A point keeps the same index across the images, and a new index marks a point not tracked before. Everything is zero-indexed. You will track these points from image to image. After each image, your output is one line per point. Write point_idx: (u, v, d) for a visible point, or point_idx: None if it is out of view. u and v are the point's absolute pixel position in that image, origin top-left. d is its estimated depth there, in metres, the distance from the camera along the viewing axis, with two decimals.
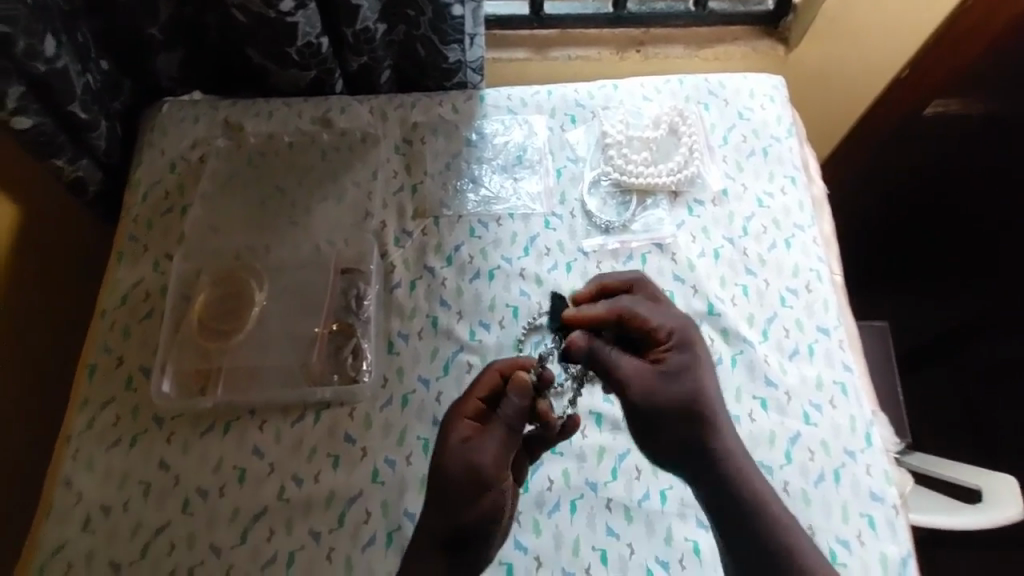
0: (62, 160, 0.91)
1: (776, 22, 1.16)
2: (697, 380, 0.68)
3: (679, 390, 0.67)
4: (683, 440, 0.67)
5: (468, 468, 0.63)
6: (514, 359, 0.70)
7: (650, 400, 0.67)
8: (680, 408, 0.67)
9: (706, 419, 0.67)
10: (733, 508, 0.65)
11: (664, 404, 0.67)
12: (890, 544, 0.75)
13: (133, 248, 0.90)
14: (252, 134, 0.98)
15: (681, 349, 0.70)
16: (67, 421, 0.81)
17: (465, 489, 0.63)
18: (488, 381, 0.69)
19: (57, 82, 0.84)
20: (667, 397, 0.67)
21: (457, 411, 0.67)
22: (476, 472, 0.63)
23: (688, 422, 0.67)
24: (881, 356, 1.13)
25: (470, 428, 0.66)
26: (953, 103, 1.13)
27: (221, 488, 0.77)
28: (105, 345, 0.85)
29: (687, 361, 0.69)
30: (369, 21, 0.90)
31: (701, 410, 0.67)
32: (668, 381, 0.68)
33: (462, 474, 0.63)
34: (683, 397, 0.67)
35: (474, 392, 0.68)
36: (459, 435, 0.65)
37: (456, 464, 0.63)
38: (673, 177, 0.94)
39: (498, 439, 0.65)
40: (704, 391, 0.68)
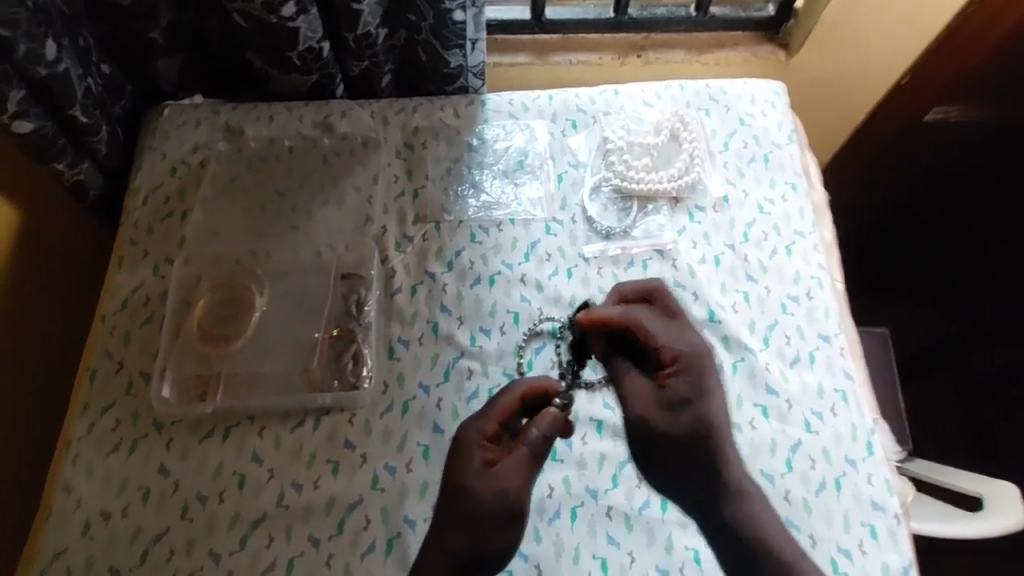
0: (63, 164, 0.91)
1: (776, 27, 1.15)
2: (701, 405, 0.69)
3: (683, 419, 0.68)
4: (685, 467, 0.67)
5: (494, 488, 0.64)
6: (534, 385, 0.71)
7: (653, 429, 0.68)
8: (681, 439, 0.67)
9: (710, 450, 0.67)
10: (735, 539, 0.66)
11: (667, 435, 0.68)
12: (891, 553, 0.74)
13: (133, 253, 0.90)
14: (253, 138, 0.98)
15: (688, 371, 0.70)
16: (67, 426, 0.81)
17: (492, 509, 0.64)
18: (505, 405, 0.69)
19: (57, 86, 0.84)
20: (669, 429, 0.68)
21: (478, 431, 0.68)
22: (502, 494, 0.64)
23: (689, 452, 0.67)
24: (883, 363, 1.13)
25: (491, 452, 0.67)
26: (953, 111, 1.16)
27: (220, 494, 0.77)
28: (105, 350, 0.84)
29: (692, 387, 0.69)
30: (370, 26, 0.90)
31: (705, 440, 0.67)
32: (669, 412, 0.68)
33: (490, 496, 0.64)
34: (686, 428, 0.67)
35: (493, 416, 0.69)
36: (482, 457, 0.66)
37: (484, 486, 0.64)
38: (674, 183, 0.94)
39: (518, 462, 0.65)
40: (707, 420, 0.68)
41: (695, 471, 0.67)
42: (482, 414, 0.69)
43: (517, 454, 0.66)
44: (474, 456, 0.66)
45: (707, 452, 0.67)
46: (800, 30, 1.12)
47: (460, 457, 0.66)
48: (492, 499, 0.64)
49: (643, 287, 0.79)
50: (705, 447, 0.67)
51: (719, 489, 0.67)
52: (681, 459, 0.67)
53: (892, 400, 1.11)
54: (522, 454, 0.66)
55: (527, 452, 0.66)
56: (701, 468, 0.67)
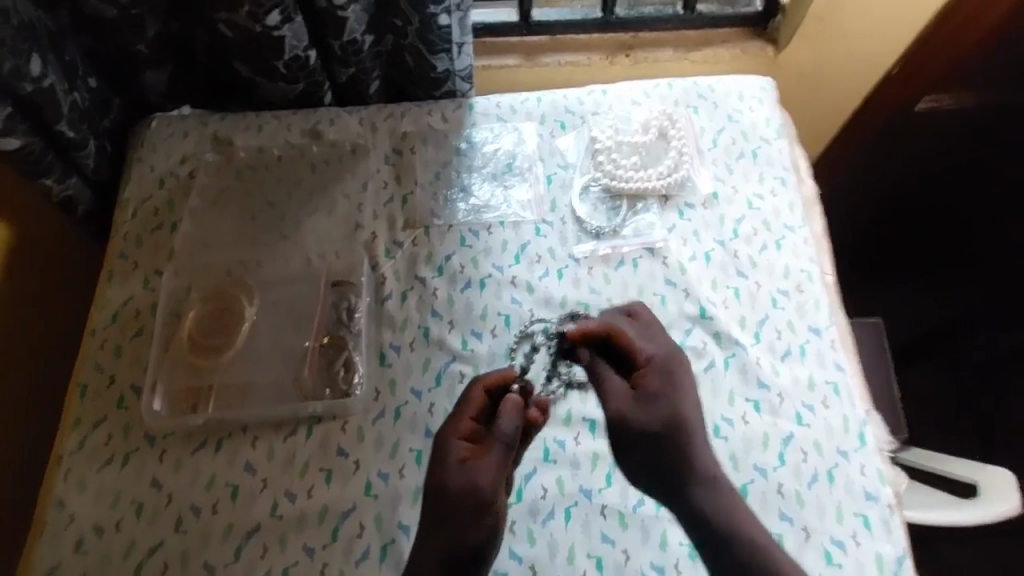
0: (51, 179, 0.91)
1: (765, 21, 1.15)
2: (673, 402, 0.73)
3: (658, 415, 0.72)
4: (660, 462, 0.70)
5: (468, 484, 0.66)
6: (500, 374, 0.72)
7: (629, 425, 0.72)
8: (654, 432, 0.71)
9: (682, 443, 0.71)
10: (708, 527, 0.67)
11: (640, 428, 0.72)
12: (885, 543, 0.74)
13: (123, 267, 0.91)
14: (241, 148, 0.98)
15: (663, 375, 0.75)
16: (60, 442, 0.81)
17: (468, 506, 0.65)
18: (476, 401, 0.71)
19: (44, 102, 0.84)
20: (641, 423, 0.72)
21: (452, 430, 0.69)
22: (477, 491, 0.66)
23: (662, 447, 0.71)
24: (878, 355, 1.13)
25: (466, 449, 0.68)
26: (945, 98, 1.14)
27: (213, 506, 0.77)
28: (97, 364, 0.85)
29: (666, 386, 0.74)
30: (356, 33, 0.90)
31: (678, 435, 0.71)
32: (644, 407, 0.73)
33: (465, 493, 0.66)
34: (660, 422, 0.71)
35: (465, 413, 0.70)
36: (456, 455, 0.68)
37: (459, 483, 0.66)
38: (663, 181, 0.94)
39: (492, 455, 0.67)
40: (681, 416, 0.72)
41: (670, 464, 0.70)
42: (455, 412, 0.71)
43: (489, 450, 0.68)
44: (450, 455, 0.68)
45: (680, 445, 0.71)
46: (788, 24, 1.12)
47: (438, 458, 0.68)
48: (468, 495, 0.66)
49: (626, 303, 0.82)
50: (678, 441, 0.71)
51: (693, 481, 0.69)
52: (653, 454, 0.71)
53: (886, 391, 1.10)
54: (494, 450, 0.67)
55: (499, 447, 0.67)
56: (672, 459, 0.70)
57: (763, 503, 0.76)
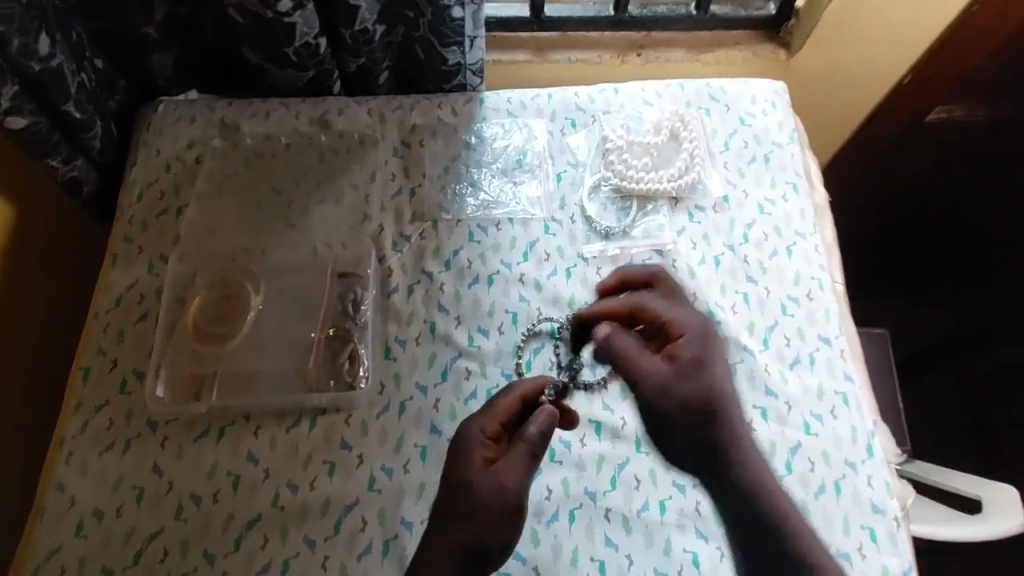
0: (56, 160, 0.90)
1: (778, 26, 1.14)
2: (708, 373, 0.69)
3: (696, 382, 0.68)
4: (701, 441, 0.67)
5: (495, 485, 0.64)
6: (536, 384, 0.72)
7: (666, 395, 0.68)
8: (694, 404, 0.67)
9: (720, 419, 0.67)
10: (749, 510, 0.64)
11: (678, 398, 0.68)
12: (891, 557, 0.74)
13: (127, 250, 0.89)
14: (249, 135, 0.97)
15: (697, 343, 0.72)
16: (61, 425, 0.80)
17: (495, 508, 0.63)
18: (507, 405, 0.70)
19: (51, 81, 0.83)
20: (681, 394, 0.68)
21: (480, 432, 0.68)
22: (505, 492, 0.64)
23: (703, 420, 0.67)
24: (883, 363, 1.12)
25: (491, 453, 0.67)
26: (957, 109, 1.15)
27: (215, 495, 0.76)
28: (99, 348, 0.83)
29: (702, 357, 0.70)
30: (368, 22, 0.89)
31: (715, 407, 0.67)
32: (682, 375, 0.69)
33: (491, 495, 0.64)
34: (696, 391, 0.68)
35: (497, 415, 0.69)
36: (483, 456, 0.66)
37: (486, 484, 0.64)
38: (674, 182, 0.93)
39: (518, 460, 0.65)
40: (716, 387, 0.68)
41: (707, 439, 0.66)
42: (484, 413, 0.69)
43: (516, 452, 0.66)
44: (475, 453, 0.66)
45: (716, 417, 0.67)
46: (801, 28, 1.12)
47: (461, 455, 0.66)
48: (495, 498, 0.64)
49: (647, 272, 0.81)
50: (716, 418, 0.67)
51: (734, 458, 0.66)
52: (695, 427, 0.67)
53: (890, 402, 1.11)
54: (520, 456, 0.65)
55: (527, 450, 0.66)
56: (709, 431, 0.67)
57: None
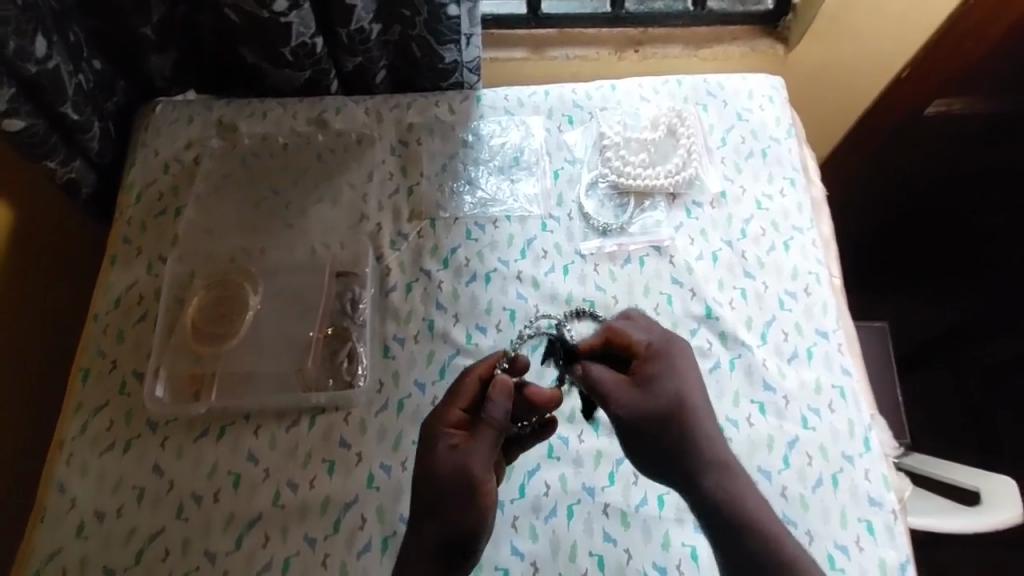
0: (54, 162, 0.90)
1: (776, 21, 1.14)
2: (676, 386, 0.69)
3: (660, 400, 0.68)
4: (671, 451, 0.67)
5: (459, 468, 0.63)
6: (490, 361, 0.70)
7: (630, 414, 0.68)
8: (664, 419, 0.67)
9: (688, 431, 0.67)
10: (719, 521, 0.64)
11: (647, 413, 0.67)
12: (888, 550, 0.74)
13: (126, 251, 0.90)
14: (246, 135, 0.97)
15: (662, 356, 0.71)
16: (61, 426, 0.80)
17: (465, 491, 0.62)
18: (472, 388, 0.68)
19: (48, 83, 0.83)
20: (648, 410, 0.67)
21: (440, 419, 0.66)
22: (470, 475, 0.63)
23: (672, 431, 0.67)
24: (882, 356, 1.13)
25: (458, 438, 0.65)
26: (956, 103, 1.14)
27: (215, 494, 0.76)
28: (99, 349, 0.84)
29: (668, 372, 0.70)
30: (364, 21, 0.89)
31: (683, 417, 0.67)
32: (648, 395, 0.68)
33: (456, 479, 0.62)
34: (660, 411, 0.67)
35: (459, 400, 0.67)
36: (448, 442, 0.64)
37: (455, 469, 0.63)
38: (671, 179, 0.93)
39: (486, 443, 0.64)
40: (682, 400, 0.68)
41: (674, 451, 0.67)
42: (447, 400, 0.67)
43: (485, 435, 0.64)
44: (440, 441, 0.65)
45: (682, 434, 0.67)
46: (799, 22, 1.11)
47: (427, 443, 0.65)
48: (460, 481, 0.63)
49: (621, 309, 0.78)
50: (683, 432, 0.67)
51: (703, 470, 0.66)
52: (664, 437, 0.67)
53: (890, 396, 1.11)
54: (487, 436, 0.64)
55: (492, 432, 0.65)
56: (677, 439, 0.67)
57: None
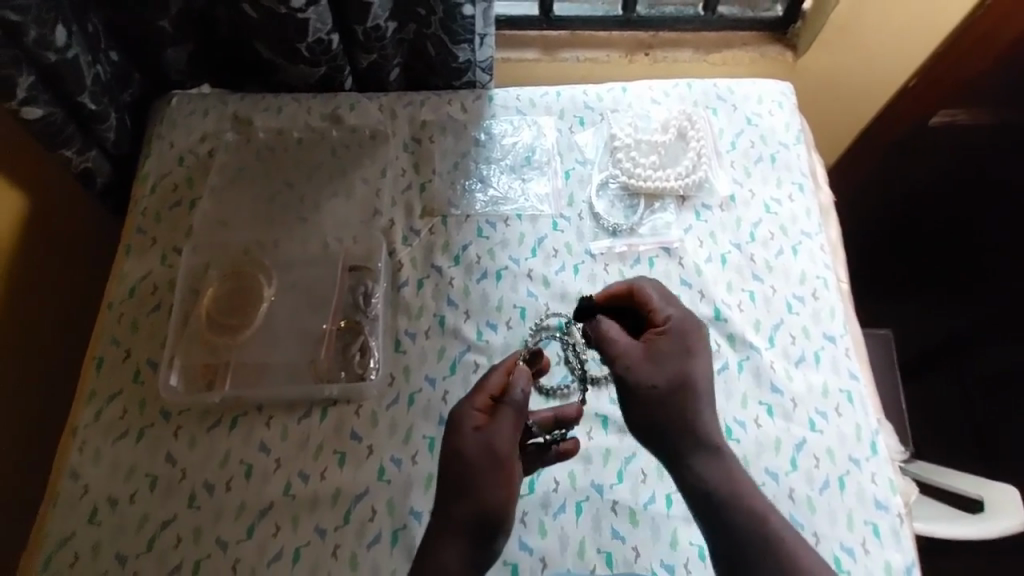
0: (71, 152, 0.91)
1: (785, 27, 1.15)
2: (682, 365, 0.65)
3: (666, 371, 0.65)
4: (664, 421, 0.64)
5: (485, 448, 0.62)
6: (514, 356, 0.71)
7: (632, 376, 0.65)
8: (671, 384, 0.64)
9: (687, 405, 0.64)
10: (707, 501, 0.60)
11: (651, 381, 0.64)
12: (893, 553, 0.75)
13: (141, 241, 0.90)
14: (261, 129, 0.98)
15: (677, 329, 0.68)
16: (75, 413, 0.81)
17: (486, 466, 0.61)
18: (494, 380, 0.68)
19: (68, 73, 0.84)
20: (648, 380, 0.64)
21: (467, 403, 0.66)
22: (495, 454, 0.62)
23: (667, 404, 0.64)
24: (885, 363, 1.13)
25: (482, 419, 0.64)
26: (960, 112, 1.15)
27: (227, 483, 0.77)
28: (113, 338, 0.84)
29: (681, 346, 0.67)
30: (380, 19, 0.90)
31: (683, 394, 0.64)
32: (654, 362, 0.66)
33: (481, 457, 0.61)
34: (663, 384, 0.64)
35: (484, 388, 0.67)
36: (472, 423, 0.63)
37: (476, 449, 0.62)
38: (681, 181, 0.94)
39: (508, 421, 0.63)
40: (686, 379, 0.65)
41: (666, 420, 0.63)
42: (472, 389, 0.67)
43: (505, 413, 0.64)
44: (464, 423, 0.64)
45: (682, 410, 0.64)
46: (808, 33, 1.12)
47: (451, 429, 0.64)
48: (484, 459, 0.61)
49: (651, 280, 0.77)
50: (681, 408, 0.63)
51: (691, 448, 0.63)
52: (666, 409, 0.64)
53: (894, 401, 1.12)
54: (507, 413, 0.64)
55: (514, 413, 0.64)
56: (670, 413, 0.63)
57: (774, 507, 0.77)
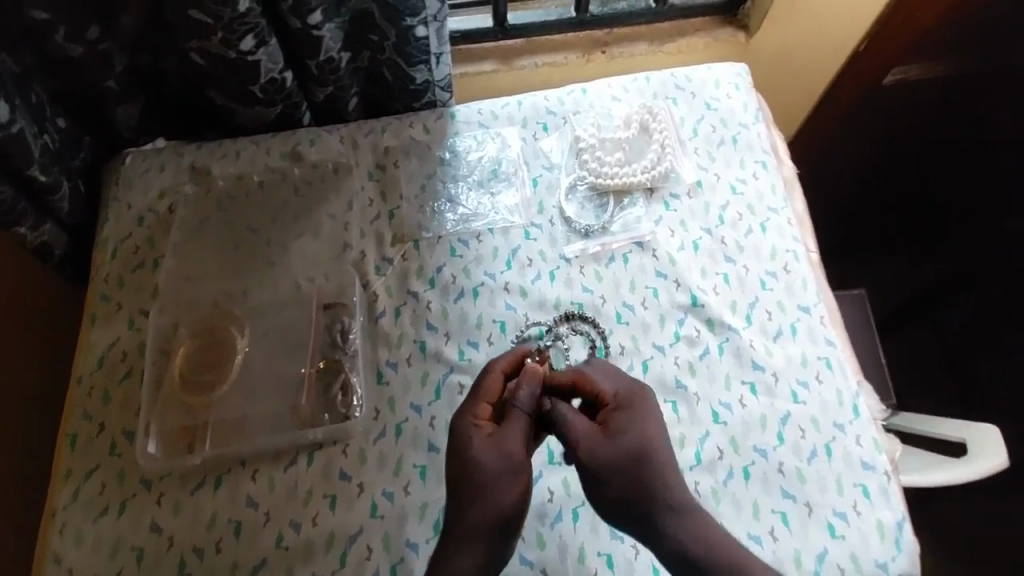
0: (25, 228, 0.90)
1: (735, 9, 1.14)
2: (641, 437, 0.66)
3: (623, 448, 0.65)
4: (633, 494, 0.64)
5: (501, 454, 0.65)
6: (514, 356, 0.71)
7: (596, 461, 0.65)
8: (628, 462, 0.65)
9: (649, 476, 0.64)
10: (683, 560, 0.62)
11: (610, 463, 0.64)
12: (884, 510, 0.73)
13: (105, 309, 0.89)
14: (220, 177, 0.96)
15: (623, 405, 0.69)
16: (53, 496, 0.79)
17: (503, 469, 0.64)
18: (493, 385, 0.69)
19: (13, 147, 0.83)
20: (613, 457, 0.65)
21: (469, 415, 0.67)
22: (509, 458, 0.64)
23: (629, 478, 0.64)
24: (862, 325, 1.11)
25: (489, 427, 0.67)
26: (914, 69, 1.12)
27: (217, 545, 0.75)
28: (85, 413, 0.83)
29: (631, 419, 0.67)
30: (332, 51, 0.89)
31: (644, 466, 0.65)
32: (613, 440, 0.66)
33: (499, 462, 0.64)
34: (623, 459, 0.65)
35: (484, 396, 0.69)
36: (484, 433, 0.66)
37: (491, 456, 0.64)
38: (647, 174, 0.92)
39: (518, 427, 0.66)
40: (646, 450, 0.65)
41: (630, 493, 0.64)
42: (472, 398, 0.69)
43: (515, 420, 0.67)
44: (475, 434, 0.66)
45: (648, 481, 0.64)
46: (756, 9, 1.11)
47: (463, 444, 0.66)
48: (503, 463, 0.64)
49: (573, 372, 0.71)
50: (641, 486, 0.64)
51: (663, 513, 0.63)
52: (631, 483, 0.64)
53: (872, 359, 1.10)
54: (518, 418, 0.67)
55: (525, 418, 0.67)
56: (638, 490, 0.64)
57: (766, 483, 0.75)
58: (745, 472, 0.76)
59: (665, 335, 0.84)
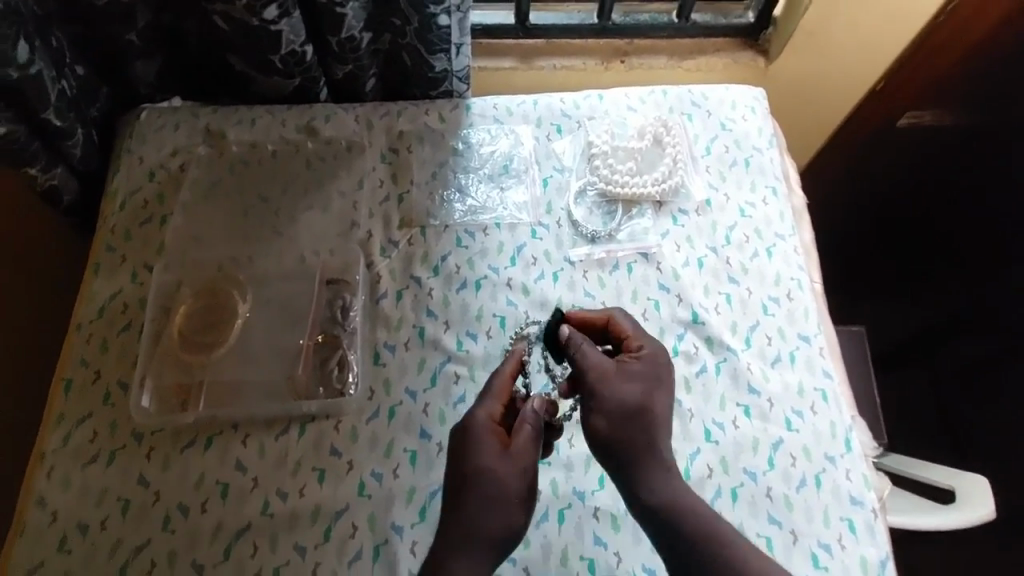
0: (36, 168, 0.90)
1: (757, 34, 1.19)
2: (648, 388, 0.67)
3: (632, 389, 0.67)
4: (626, 433, 0.65)
5: (517, 469, 0.64)
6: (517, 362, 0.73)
7: (605, 388, 0.67)
8: (632, 404, 0.66)
9: (646, 422, 0.66)
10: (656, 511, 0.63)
11: (617, 396, 0.66)
12: (869, 547, 0.75)
13: (111, 259, 0.89)
14: (234, 142, 0.97)
15: (648, 357, 0.70)
16: (42, 439, 0.79)
17: (520, 488, 0.63)
18: (502, 390, 0.70)
19: (30, 88, 0.82)
20: (621, 392, 0.66)
21: (483, 418, 0.66)
22: (524, 474, 0.63)
23: (629, 417, 0.65)
24: (857, 360, 1.14)
25: (501, 436, 0.66)
26: (927, 115, 1.13)
27: (203, 504, 0.75)
28: (82, 359, 0.83)
29: (648, 369, 0.69)
30: (354, 30, 0.89)
31: (645, 413, 0.66)
32: (626, 378, 0.68)
33: (517, 478, 0.63)
34: (629, 399, 0.66)
35: (495, 398, 0.69)
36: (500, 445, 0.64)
37: (509, 471, 0.63)
38: (658, 187, 0.94)
39: (531, 442, 0.66)
40: (650, 401, 0.67)
41: (625, 428, 0.65)
42: (484, 401, 0.68)
43: (526, 434, 0.66)
44: (490, 442, 0.64)
45: (642, 427, 0.65)
46: (779, 35, 1.16)
47: (478, 452, 0.64)
48: (518, 481, 0.63)
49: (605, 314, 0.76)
50: (636, 428, 0.65)
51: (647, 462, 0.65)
52: (628, 422, 0.65)
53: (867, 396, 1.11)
54: (530, 432, 0.66)
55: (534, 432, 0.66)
56: (633, 431, 0.65)
57: (753, 507, 0.77)
58: (734, 493, 0.78)
59: (663, 348, 0.85)
